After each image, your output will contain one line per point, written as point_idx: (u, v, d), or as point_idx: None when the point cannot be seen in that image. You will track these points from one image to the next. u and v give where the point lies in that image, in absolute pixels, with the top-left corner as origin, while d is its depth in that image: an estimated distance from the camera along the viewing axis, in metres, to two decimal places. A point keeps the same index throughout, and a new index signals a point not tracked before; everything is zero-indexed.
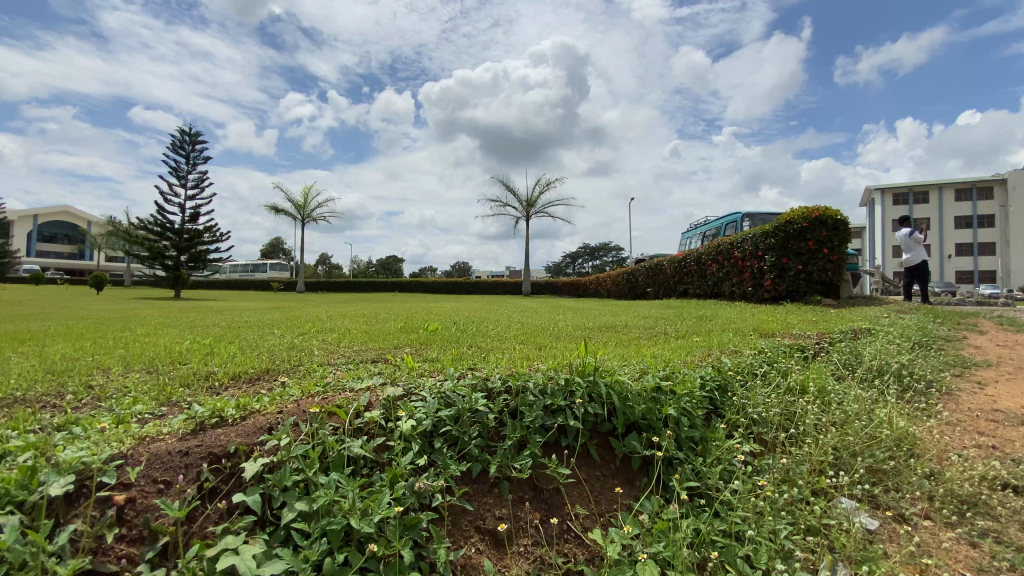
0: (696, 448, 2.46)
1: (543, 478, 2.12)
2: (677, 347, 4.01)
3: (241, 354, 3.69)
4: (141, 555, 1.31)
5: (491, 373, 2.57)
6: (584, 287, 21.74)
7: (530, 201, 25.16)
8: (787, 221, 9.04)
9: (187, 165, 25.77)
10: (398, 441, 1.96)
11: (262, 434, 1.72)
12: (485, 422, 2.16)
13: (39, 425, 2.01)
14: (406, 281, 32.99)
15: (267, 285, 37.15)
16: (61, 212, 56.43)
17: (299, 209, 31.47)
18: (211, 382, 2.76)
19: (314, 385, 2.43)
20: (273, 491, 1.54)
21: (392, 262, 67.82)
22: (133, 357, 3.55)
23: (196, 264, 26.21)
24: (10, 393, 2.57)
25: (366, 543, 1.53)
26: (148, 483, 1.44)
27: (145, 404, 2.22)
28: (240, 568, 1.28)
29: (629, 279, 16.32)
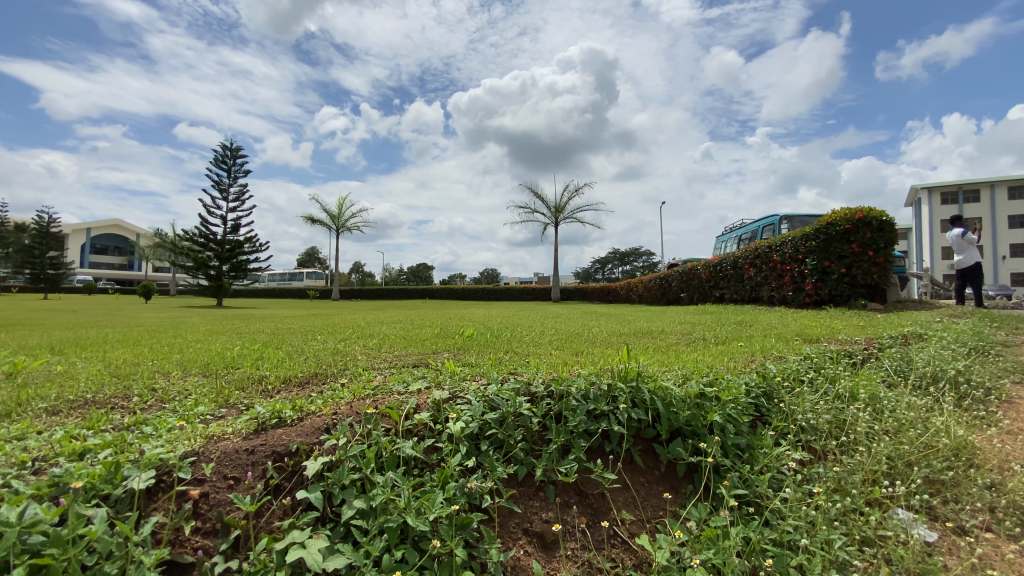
0: (743, 454, 2.41)
1: (588, 482, 2.12)
2: (718, 353, 3.94)
3: (289, 359, 3.84)
4: (215, 547, 1.37)
5: (534, 377, 2.60)
6: (615, 293, 21.54)
7: (559, 206, 25.16)
8: (828, 222, 8.76)
9: (229, 179, 26.93)
10: (446, 443, 2.00)
11: (320, 435, 1.79)
12: (529, 425, 2.18)
13: (111, 424, 2.14)
14: (436, 288, 33.42)
15: (303, 294, 38.27)
16: (113, 225, 59.73)
17: (334, 219, 32.37)
18: (265, 386, 2.88)
19: (363, 389, 2.50)
20: (333, 488, 1.61)
21: (423, 269, 68.78)
22: (191, 362, 3.74)
23: (238, 274, 27.28)
24: (82, 395, 2.74)
25: (421, 542, 1.57)
26: (219, 479, 1.53)
27: (206, 406, 2.34)
28: (307, 561, 1.34)
29: (662, 285, 16.10)
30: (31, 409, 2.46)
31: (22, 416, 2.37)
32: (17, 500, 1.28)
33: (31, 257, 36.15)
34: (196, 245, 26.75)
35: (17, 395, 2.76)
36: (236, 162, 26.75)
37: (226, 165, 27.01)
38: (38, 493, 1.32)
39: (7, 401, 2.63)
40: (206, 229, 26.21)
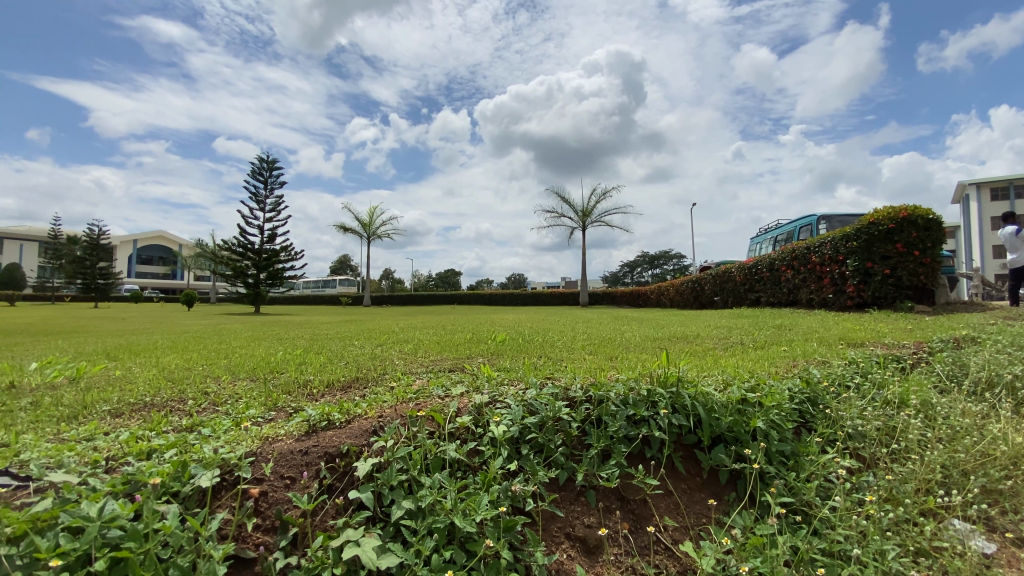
0: (788, 462, 2.35)
1: (629, 488, 2.10)
2: (758, 357, 3.86)
3: (331, 364, 3.96)
4: (275, 544, 1.43)
5: (571, 382, 2.59)
6: (645, 297, 21.28)
7: (587, 210, 25.05)
8: (870, 222, 8.45)
9: (266, 190, 27.91)
10: (488, 446, 2.02)
11: (369, 437, 1.86)
12: (568, 430, 2.18)
13: (172, 426, 2.26)
14: (465, 294, 33.72)
15: (336, 301, 39.29)
16: (158, 236, 62.64)
17: (365, 227, 33.11)
18: (309, 389, 2.98)
19: (404, 393, 2.56)
20: (383, 488, 1.66)
21: (451, 274, 69.47)
22: (239, 367, 3.91)
23: (275, 282, 28.19)
24: (142, 398, 2.91)
25: (468, 543, 1.59)
26: (277, 479, 1.60)
27: (257, 409, 2.45)
28: (363, 559, 1.39)
29: (694, 288, 15.81)
30: (97, 411, 2.62)
31: (90, 417, 2.52)
32: (96, 496, 1.36)
33: (83, 268, 38.25)
34: (235, 254, 27.78)
35: (84, 398, 2.94)
36: (272, 174, 27.72)
37: (262, 178, 28.01)
38: (114, 490, 1.41)
39: (74, 403, 2.80)
40: (245, 239, 27.24)
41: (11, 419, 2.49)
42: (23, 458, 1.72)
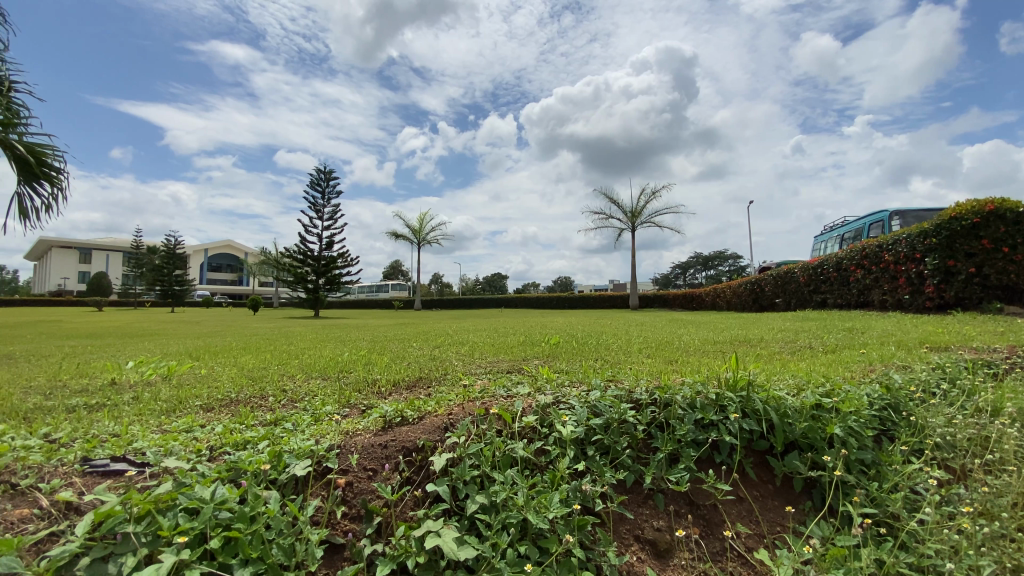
0: (869, 471, 2.22)
1: (699, 493, 2.05)
2: (830, 362, 3.67)
3: (395, 365, 4.13)
4: (361, 531, 1.53)
5: (635, 384, 2.55)
6: (699, 299, 20.64)
7: (635, 211, 24.57)
8: (951, 217, 7.80)
9: (323, 200, 29.30)
10: (554, 446, 2.04)
11: (441, 434, 1.94)
12: (634, 433, 2.15)
13: (258, 420, 2.43)
14: (513, 297, 33.94)
15: (389, 305, 40.61)
16: (226, 245, 66.82)
17: (416, 233, 34.04)
18: (378, 388, 3.14)
19: (469, 393, 2.62)
20: (457, 483, 1.72)
21: (498, 278, 70.04)
22: (310, 366, 4.14)
23: (333, 287, 29.48)
24: (228, 395, 3.14)
25: (540, 540, 1.62)
26: (361, 470, 1.70)
27: (332, 406, 2.60)
28: (444, 549, 1.44)
29: (753, 289, 15.18)
30: (191, 406, 2.84)
31: (185, 411, 2.74)
32: (206, 481, 1.48)
33: (161, 276, 41.51)
34: (296, 261, 29.22)
35: (177, 394, 3.20)
36: (329, 184, 29.01)
37: (319, 188, 29.33)
38: (220, 476, 1.54)
39: (171, 398, 3.06)
40: (305, 247, 28.69)
41: (118, 412, 2.75)
42: (137, 445, 1.89)
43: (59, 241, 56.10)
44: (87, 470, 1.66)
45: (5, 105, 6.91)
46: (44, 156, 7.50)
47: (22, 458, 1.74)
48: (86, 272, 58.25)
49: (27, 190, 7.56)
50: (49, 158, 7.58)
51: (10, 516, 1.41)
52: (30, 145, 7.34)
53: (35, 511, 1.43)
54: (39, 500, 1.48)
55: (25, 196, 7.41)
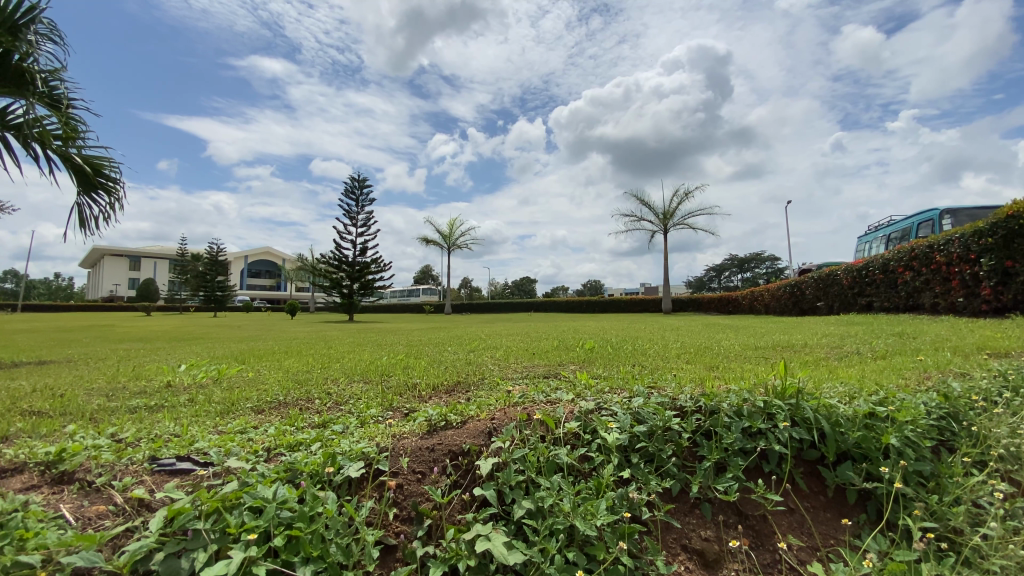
0: (928, 484, 2.12)
1: (748, 503, 1.99)
2: (880, 368, 3.54)
3: (433, 368, 4.24)
4: (412, 533, 1.57)
5: (679, 391, 2.50)
6: (735, 303, 20.13)
7: (668, 212, 24.19)
8: (1007, 215, 7.36)
9: (357, 207, 30.04)
10: (597, 453, 2.01)
11: (487, 438, 1.96)
12: (679, 441, 2.10)
13: (306, 422, 2.53)
14: (543, 301, 33.92)
15: (420, 309, 41.25)
16: (265, 252, 69.19)
17: (446, 238, 34.43)
18: (418, 393, 3.25)
19: (509, 398, 2.64)
20: (504, 487, 1.75)
21: (528, 282, 70.12)
22: (352, 370, 4.29)
23: (367, 292, 30.15)
24: (276, 396, 3.29)
25: (587, 547, 1.61)
26: (410, 473, 1.75)
27: (376, 408, 2.74)
28: (494, 553, 1.46)
29: (793, 292, 14.71)
30: (243, 407, 2.98)
31: (238, 412, 2.88)
32: (266, 481, 1.54)
33: (204, 282, 43.31)
34: (331, 267, 29.99)
35: (230, 396, 3.37)
36: (362, 192, 29.75)
37: (353, 196, 30.07)
38: (279, 475, 1.60)
39: (224, 400, 3.22)
40: (339, 253, 29.46)
41: (177, 412, 2.92)
42: (198, 446, 1.99)
43: (111, 249, 59.24)
44: (156, 468, 1.75)
45: (65, 120, 7.37)
46: (102, 168, 7.95)
47: (95, 456, 1.86)
48: (136, 278, 61.36)
49: (86, 200, 8.04)
50: (107, 169, 8.02)
51: (88, 512, 1.49)
52: (88, 157, 7.80)
53: (110, 507, 1.51)
54: (113, 496, 1.57)
55: (84, 206, 7.89)
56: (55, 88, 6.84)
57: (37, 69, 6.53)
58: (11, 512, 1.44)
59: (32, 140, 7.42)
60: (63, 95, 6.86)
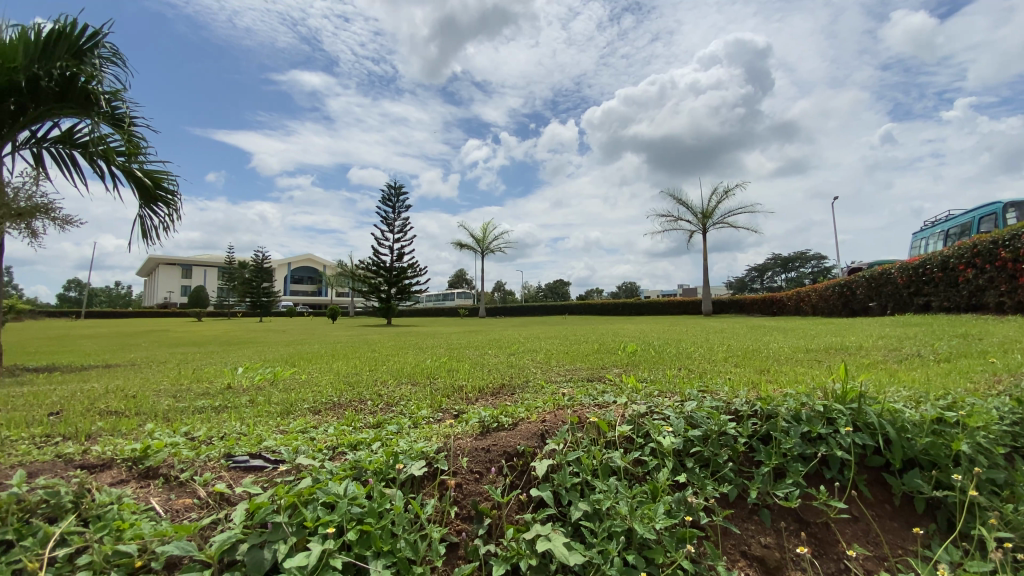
0: (1002, 492, 1.97)
1: (809, 510, 1.94)
2: (945, 370, 3.38)
3: (477, 371, 4.31)
4: (473, 531, 1.61)
5: (733, 395, 2.45)
6: (780, 304, 19.44)
7: (707, 211, 23.63)
8: None
9: (394, 214, 30.72)
10: (651, 456, 2.00)
11: (540, 440, 2.00)
12: (735, 445, 2.06)
13: (361, 422, 2.63)
14: (578, 304, 33.69)
15: (455, 313, 41.69)
16: (306, 259, 71.78)
17: (480, 242, 34.73)
18: (465, 395, 3.32)
19: (557, 400, 2.65)
20: (560, 489, 1.77)
21: (562, 285, 69.79)
22: (399, 372, 4.42)
23: (403, 296, 30.73)
24: (331, 397, 3.44)
25: (645, 550, 1.61)
26: (468, 473, 1.81)
27: (427, 410, 2.82)
28: (555, 553, 1.48)
29: (843, 292, 14.10)
30: (301, 408, 3.13)
31: (298, 413, 3.02)
32: (336, 478, 1.63)
33: (250, 288, 45.19)
34: (370, 272, 30.73)
35: (288, 397, 3.54)
36: (399, 199, 30.42)
37: (389, 203, 30.74)
38: (347, 473, 1.68)
39: (282, 401, 3.38)
40: (377, 258, 30.17)
41: (241, 412, 3.09)
42: (267, 444, 2.11)
43: (166, 258, 62.66)
44: (231, 465, 1.87)
45: (128, 138, 7.87)
46: (161, 181, 8.45)
47: (175, 454, 1.99)
48: (188, 285, 64.62)
49: (147, 212, 8.57)
50: (165, 183, 8.52)
51: (175, 505, 1.60)
52: (149, 171, 8.31)
53: (195, 501, 1.62)
54: (197, 490, 1.68)
55: (145, 218, 8.42)
56: (118, 107, 7.31)
57: (101, 91, 6.99)
58: (107, 503, 1.55)
59: (98, 157, 7.97)
60: (125, 114, 7.32)
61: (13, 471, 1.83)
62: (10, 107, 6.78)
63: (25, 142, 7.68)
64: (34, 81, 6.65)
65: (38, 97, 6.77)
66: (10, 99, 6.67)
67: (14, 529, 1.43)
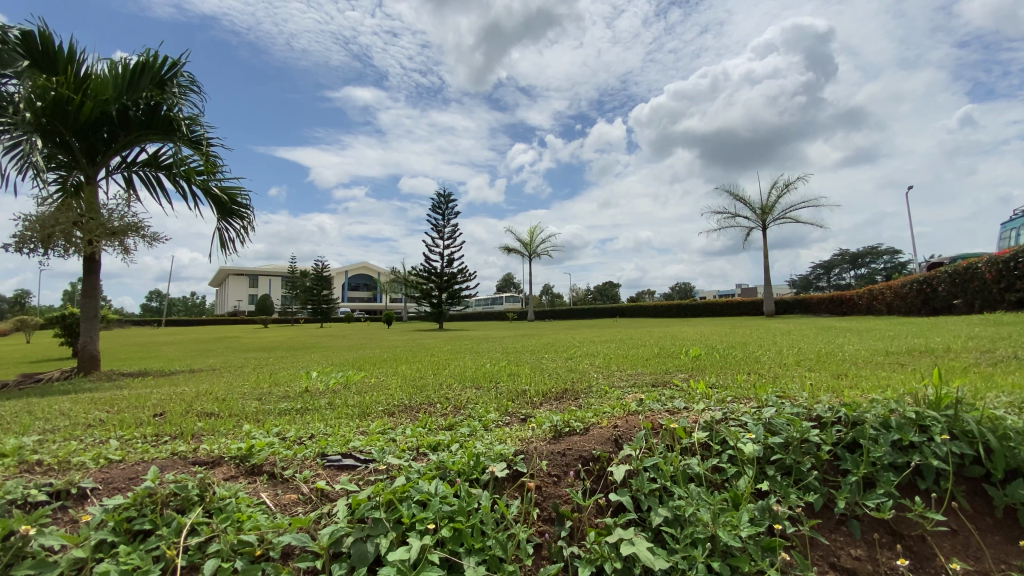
0: None
1: (903, 522, 1.85)
2: None
3: (538, 376, 4.36)
4: (556, 533, 1.67)
5: (814, 401, 2.37)
6: (851, 303, 18.29)
7: (766, 207, 22.65)
8: None
9: (444, 221, 31.46)
10: (730, 463, 1.98)
11: (614, 444, 2.03)
12: (818, 453, 2.00)
13: (435, 425, 2.75)
14: (628, 307, 33.09)
15: (505, 316, 42.02)
16: (362, 267, 74.77)
17: (528, 246, 34.86)
18: (530, 398, 3.40)
19: (626, 406, 2.67)
20: (638, 494, 1.79)
21: (612, 287, 68.76)
22: (462, 376, 4.56)
23: (453, 301, 31.30)
24: (402, 400, 3.61)
25: (730, 557, 1.60)
26: (546, 475, 1.87)
27: (495, 413, 2.91)
28: (640, 557, 1.51)
29: (922, 289, 13.08)
30: (377, 410, 3.31)
31: (375, 415, 3.20)
32: (425, 478, 1.73)
33: (311, 296, 47.63)
34: (421, 278, 31.58)
35: (363, 400, 3.74)
36: (448, 206, 31.12)
37: (439, 211, 31.51)
38: (433, 473, 1.78)
39: (359, 404, 3.58)
40: (429, 265, 30.97)
41: (324, 414, 3.31)
42: (355, 444, 2.26)
43: (235, 269, 67.09)
44: (327, 464, 2.02)
45: (205, 159, 8.56)
46: (235, 196, 9.10)
47: (275, 452, 2.16)
48: (254, 295, 68.81)
49: (223, 225, 9.26)
50: (240, 199, 9.17)
51: (284, 500, 1.76)
52: (225, 188, 8.97)
53: (300, 496, 1.77)
54: (300, 487, 1.83)
55: (222, 231, 9.11)
56: (195, 130, 7.96)
57: (182, 117, 7.65)
58: (226, 497, 1.73)
59: (180, 177, 8.70)
60: (203, 137, 7.99)
61: (142, 467, 2.06)
62: (104, 136, 7.53)
63: (118, 167, 8.50)
64: (124, 111, 7.36)
65: (128, 126, 7.49)
66: (104, 128, 7.41)
67: (151, 519, 1.62)
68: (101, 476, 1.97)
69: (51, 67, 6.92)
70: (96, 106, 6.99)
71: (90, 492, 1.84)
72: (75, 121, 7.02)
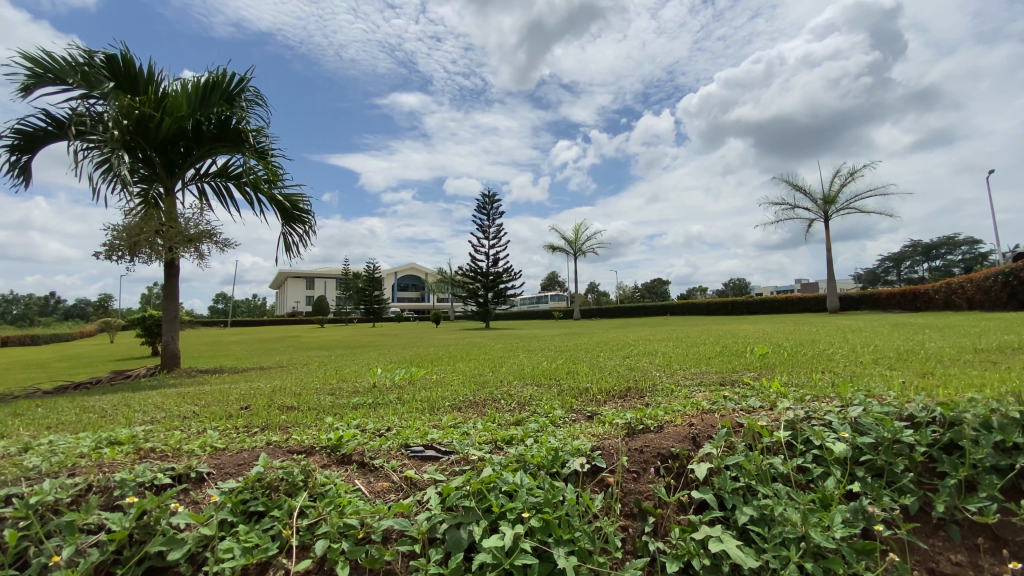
0: None
1: (1008, 527, 1.75)
2: None
3: (598, 374, 4.35)
4: (639, 528, 1.70)
5: (905, 401, 2.25)
6: (925, 298, 17.04)
7: (829, 197, 21.45)
8: None
9: (490, 222, 31.79)
10: (815, 464, 1.93)
11: (692, 442, 2.02)
12: (912, 454, 1.91)
13: (504, 420, 2.82)
14: (678, 305, 32.20)
15: (551, 315, 41.95)
16: (410, 268, 76.75)
17: (574, 245, 34.62)
18: (594, 396, 3.41)
19: (698, 404, 2.63)
20: (722, 492, 1.77)
21: (660, 285, 67.18)
22: (523, 373, 4.62)
23: (500, 301, 31.56)
24: (467, 396, 3.71)
25: (822, 559, 1.57)
26: (625, 471, 1.88)
27: (561, 410, 2.95)
28: (729, 554, 1.51)
29: (1009, 282, 12.03)
30: (445, 405, 3.43)
31: (443, 410, 3.31)
32: (509, 470, 1.80)
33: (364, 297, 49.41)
34: (468, 278, 32.07)
35: (430, 395, 3.89)
36: (494, 207, 31.41)
37: (484, 211, 31.86)
38: (515, 466, 1.84)
39: (427, 399, 3.71)
40: (476, 265, 31.38)
41: (395, 408, 3.46)
42: (433, 437, 2.36)
43: (293, 272, 70.50)
44: (411, 454, 2.13)
45: (270, 167, 9.07)
46: (298, 203, 9.57)
47: (362, 443, 2.29)
48: (311, 296, 72.07)
49: (288, 229, 9.78)
50: (303, 204, 9.65)
51: (378, 488, 1.88)
52: (288, 195, 9.46)
53: (392, 484, 1.88)
54: (389, 475, 1.95)
55: (287, 236, 9.63)
56: (261, 141, 8.45)
57: (249, 129, 8.15)
58: (326, 483, 1.86)
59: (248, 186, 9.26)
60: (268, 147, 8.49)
61: (247, 455, 2.24)
62: (181, 150, 8.14)
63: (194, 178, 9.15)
64: (198, 126, 7.92)
65: (202, 139, 8.07)
66: (181, 143, 8.01)
67: (264, 502, 1.77)
68: (213, 462, 2.16)
69: (133, 86, 7.56)
70: (173, 122, 7.58)
71: (205, 477, 2.03)
72: (155, 136, 7.63)
